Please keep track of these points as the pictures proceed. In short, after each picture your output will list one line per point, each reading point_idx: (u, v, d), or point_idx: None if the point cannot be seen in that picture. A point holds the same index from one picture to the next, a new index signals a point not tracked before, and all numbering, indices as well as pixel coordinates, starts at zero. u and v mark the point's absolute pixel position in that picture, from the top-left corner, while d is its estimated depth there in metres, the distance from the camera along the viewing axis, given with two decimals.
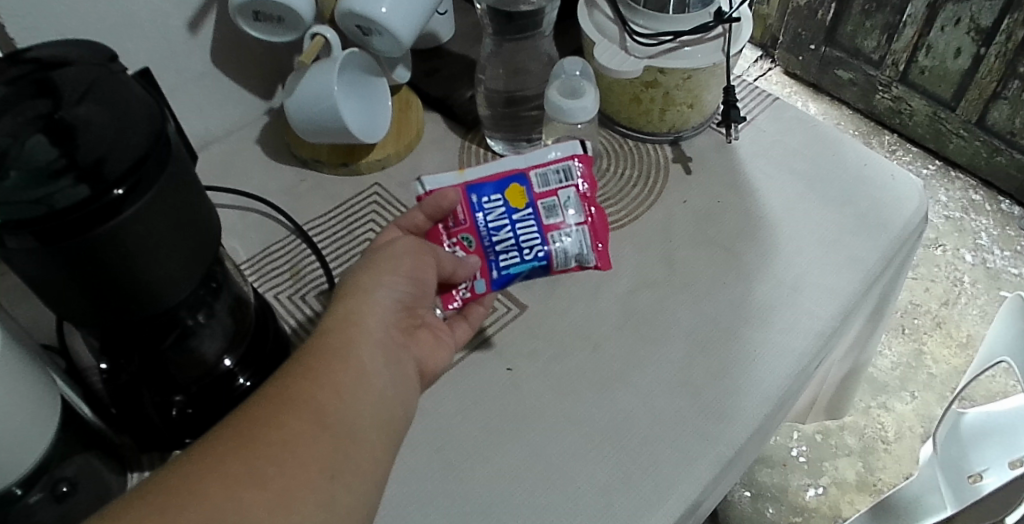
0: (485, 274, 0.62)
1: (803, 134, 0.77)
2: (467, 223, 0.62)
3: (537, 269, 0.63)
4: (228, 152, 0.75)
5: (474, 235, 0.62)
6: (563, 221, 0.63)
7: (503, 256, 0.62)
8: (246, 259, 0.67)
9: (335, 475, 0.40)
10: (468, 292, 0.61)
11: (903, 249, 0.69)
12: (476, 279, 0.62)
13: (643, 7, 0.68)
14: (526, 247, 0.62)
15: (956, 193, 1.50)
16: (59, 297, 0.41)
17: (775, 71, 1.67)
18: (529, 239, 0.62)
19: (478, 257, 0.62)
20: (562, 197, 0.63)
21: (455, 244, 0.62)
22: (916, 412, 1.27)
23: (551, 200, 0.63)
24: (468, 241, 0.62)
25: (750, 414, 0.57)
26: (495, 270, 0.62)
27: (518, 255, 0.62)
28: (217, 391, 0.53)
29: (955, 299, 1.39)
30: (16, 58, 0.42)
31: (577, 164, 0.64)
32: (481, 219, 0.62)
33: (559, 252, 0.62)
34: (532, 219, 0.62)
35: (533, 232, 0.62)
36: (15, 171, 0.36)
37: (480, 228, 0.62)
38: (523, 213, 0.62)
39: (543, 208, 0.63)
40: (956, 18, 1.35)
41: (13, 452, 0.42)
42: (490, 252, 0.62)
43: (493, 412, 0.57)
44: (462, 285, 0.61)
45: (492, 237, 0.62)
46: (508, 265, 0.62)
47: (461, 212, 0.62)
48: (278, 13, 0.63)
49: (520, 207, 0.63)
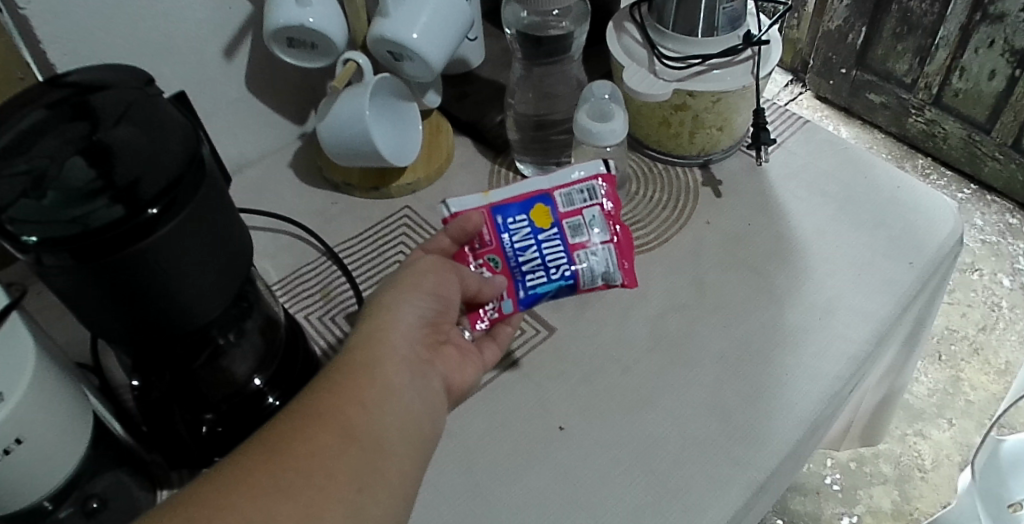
0: (513, 294, 0.62)
1: (834, 157, 0.76)
2: (494, 244, 0.62)
3: (564, 288, 0.63)
4: (262, 176, 0.76)
5: (500, 256, 0.62)
6: (589, 240, 0.63)
7: (529, 275, 0.62)
8: (278, 280, 0.68)
9: (360, 486, 0.40)
10: (495, 312, 0.61)
11: (939, 272, 0.68)
12: (503, 298, 0.62)
13: (672, 31, 0.68)
14: (552, 266, 0.62)
15: (992, 217, 1.47)
16: (93, 317, 0.42)
17: (806, 96, 1.65)
18: (555, 259, 0.62)
19: (504, 278, 0.62)
20: (587, 216, 0.63)
21: (481, 265, 0.62)
22: (954, 440, 1.24)
23: (576, 219, 0.63)
24: (494, 262, 0.62)
25: (783, 439, 0.56)
26: (522, 289, 0.62)
27: (545, 275, 0.62)
28: (247, 410, 0.54)
29: (993, 325, 1.35)
30: (56, 83, 0.43)
31: (601, 184, 0.64)
32: (508, 240, 0.62)
33: (586, 271, 0.63)
34: (558, 239, 0.62)
35: (559, 251, 0.62)
36: (53, 193, 0.38)
37: (506, 249, 0.62)
38: (548, 233, 0.62)
39: (569, 228, 0.63)
40: (989, 40, 1.34)
41: (44, 465, 0.43)
42: (516, 272, 0.62)
43: (521, 434, 0.57)
44: (490, 305, 0.61)
45: (518, 257, 0.62)
46: (535, 284, 0.62)
47: (486, 233, 0.62)
48: (312, 40, 0.64)
49: (545, 227, 0.63)
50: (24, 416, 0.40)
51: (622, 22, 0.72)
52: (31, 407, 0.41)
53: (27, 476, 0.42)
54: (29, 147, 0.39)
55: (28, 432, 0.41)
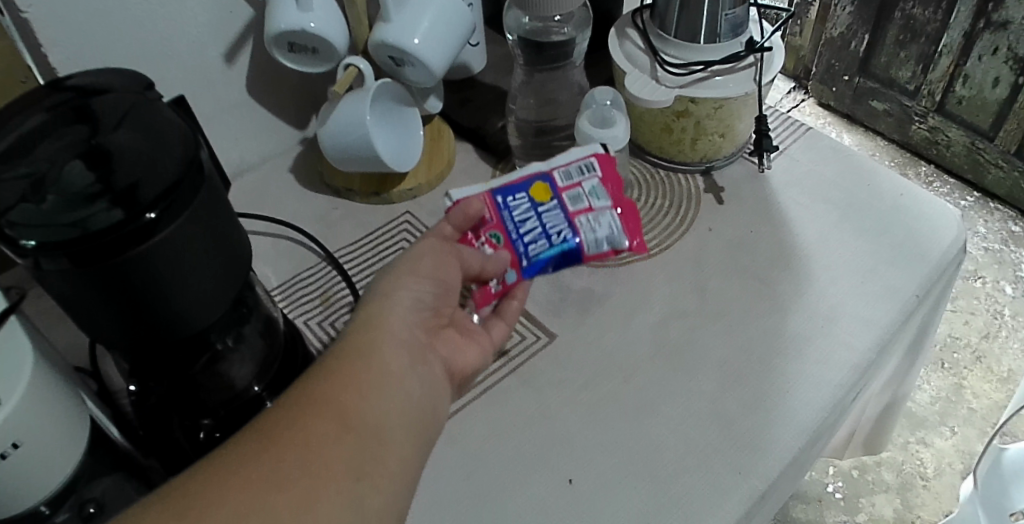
0: (516, 265, 0.62)
1: (837, 164, 0.75)
2: (495, 220, 0.62)
3: (567, 255, 0.63)
4: (263, 180, 0.76)
5: (502, 231, 0.62)
6: (589, 207, 0.63)
7: (532, 246, 0.62)
8: (278, 285, 0.67)
9: (359, 471, 0.40)
10: (501, 285, 0.61)
11: (943, 280, 0.68)
12: (507, 270, 0.61)
13: (675, 37, 0.68)
14: (554, 234, 0.62)
15: (995, 224, 1.47)
16: (92, 320, 0.42)
17: (809, 103, 1.65)
18: (556, 227, 0.62)
19: (508, 253, 0.61)
20: (586, 188, 0.63)
21: (480, 242, 0.62)
22: (956, 448, 1.23)
23: (575, 191, 0.64)
24: (496, 238, 0.62)
25: (785, 447, 0.55)
26: (526, 260, 0.62)
27: (547, 243, 0.62)
28: (245, 415, 0.54)
29: (996, 332, 1.35)
30: (57, 86, 0.43)
31: (598, 161, 0.64)
32: (508, 216, 0.63)
33: (590, 238, 0.63)
34: (558, 210, 0.63)
35: (560, 220, 0.63)
36: (53, 197, 0.37)
37: (508, 224, 0.62)
38: (548, 205, 0.63)
39: (566, 193, 0.63)
40: (993, 47, 1.34)
41: (42, 470, 0.42)
42: (519, 244, 0.62)
43: (521, 441, 0.56)
44: (496, 280, 0.61)
45: (520, 230, 0.62)
46: (538, 252, 0.62)
47: (487, 212, 0.63)
48: (313, 44, 0.64)
49: (545, 200, 0.63)
50: (22, 420, 0.40)
51: (625, 29, 0.72)
52: (28, 412, 0.41)
53: (24, 480, 0.41)
54: (29, 151, 0.39)
55: (25, 437, 0.40)
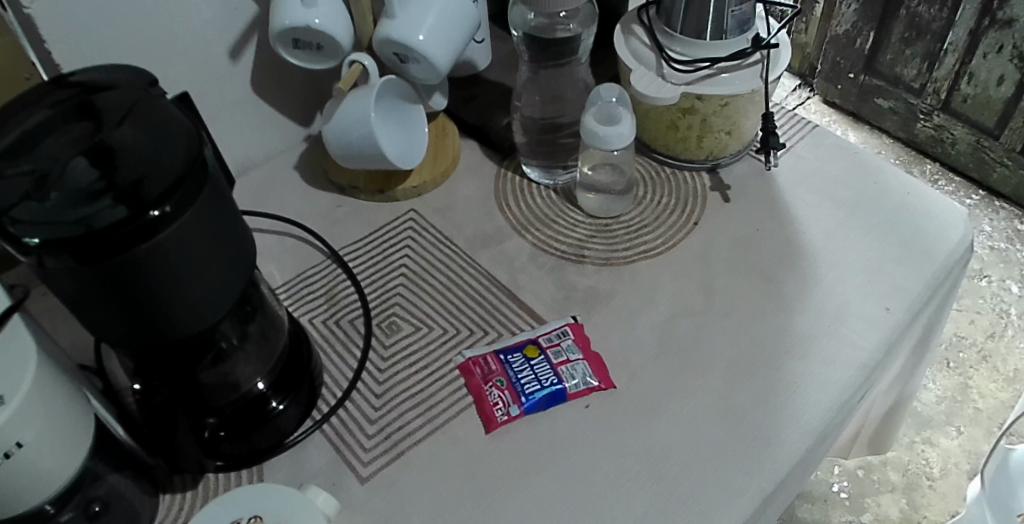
0: (517, 399, 0.57)
1: (843, 162, 0.75)
2: (495, 367, 0.59)
3: (555, 391, 0.58)
4: (267, 178, 0.76)
5: (503, 374, 0.59)
6: (572, 357, 0.60)
7: (527, 385, 0.58)
8: (283, 282, 0.67)
9: None
10: (505, 414, 0.57)
11: (949, 279, 0.67)
12: (509, 402, 0.57)
13: (681, 34, 0.67)
14: (544, 375, 0.58)
15: (1001, 223, 1.46)
16: (98, 323, 0.41)
17: (814, 101, 1.64)
18: (546, 371, 0.59)
19: (506, 391, 0.58)
20: (569, 350, 0.60)
21: (488, 387, 0.58)
22: (962, 448, 1.22)
23: (559, 352, 0.60)
24: (499, 381, 0.58)
25: (792, 447, 0.55)
26: (524, 394, 0.58)
27: (539, 381, 0.58)
28: (250, 413, 0.54)
29: (1001, 332, 1.34)
30: (60, 82, 0.43)
31: (572, 331, 0.62)
32: (506, 364, 0.59)
33: (574, 381, 0.58)
34: (546, 362, 0.59)
35: (547, 370, 0.59)
36: (56, 194, 0.37)
37: (508, 368, 0.59)
38: (538, 361, 0.59)
39: (549, 351, 0.60)
40: (998, 45, 1.33)
41: (47, 466, 0.42)
42: (517, 385, 0.58)
43: (527, 440, 0.56)
44: (498, 408, 0.57)
45: (517, 373, 0.59)
46: (534, 389, 0.58)
47: (487, 365, 0.59)
48: (318, 41, 0.63)
49: (534, 355, 0.60)
50: (24, 420, 0.40)
51: (630, 25, 0.72)
52: (31, 411, 0.40)
53: (30, 478, 0.41)
54: (32, 147, 0.39)
55: (28, 436, 0.40)
